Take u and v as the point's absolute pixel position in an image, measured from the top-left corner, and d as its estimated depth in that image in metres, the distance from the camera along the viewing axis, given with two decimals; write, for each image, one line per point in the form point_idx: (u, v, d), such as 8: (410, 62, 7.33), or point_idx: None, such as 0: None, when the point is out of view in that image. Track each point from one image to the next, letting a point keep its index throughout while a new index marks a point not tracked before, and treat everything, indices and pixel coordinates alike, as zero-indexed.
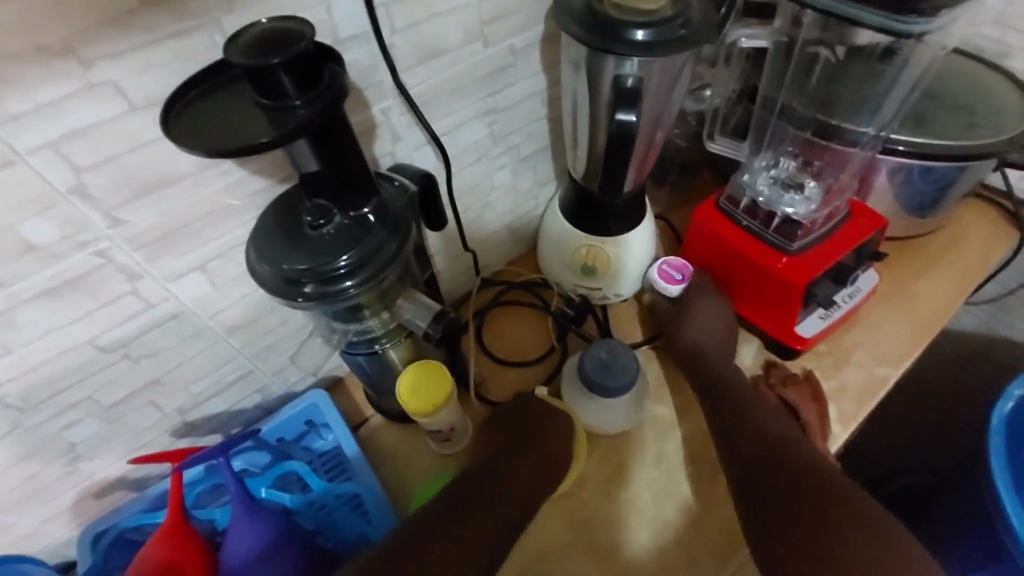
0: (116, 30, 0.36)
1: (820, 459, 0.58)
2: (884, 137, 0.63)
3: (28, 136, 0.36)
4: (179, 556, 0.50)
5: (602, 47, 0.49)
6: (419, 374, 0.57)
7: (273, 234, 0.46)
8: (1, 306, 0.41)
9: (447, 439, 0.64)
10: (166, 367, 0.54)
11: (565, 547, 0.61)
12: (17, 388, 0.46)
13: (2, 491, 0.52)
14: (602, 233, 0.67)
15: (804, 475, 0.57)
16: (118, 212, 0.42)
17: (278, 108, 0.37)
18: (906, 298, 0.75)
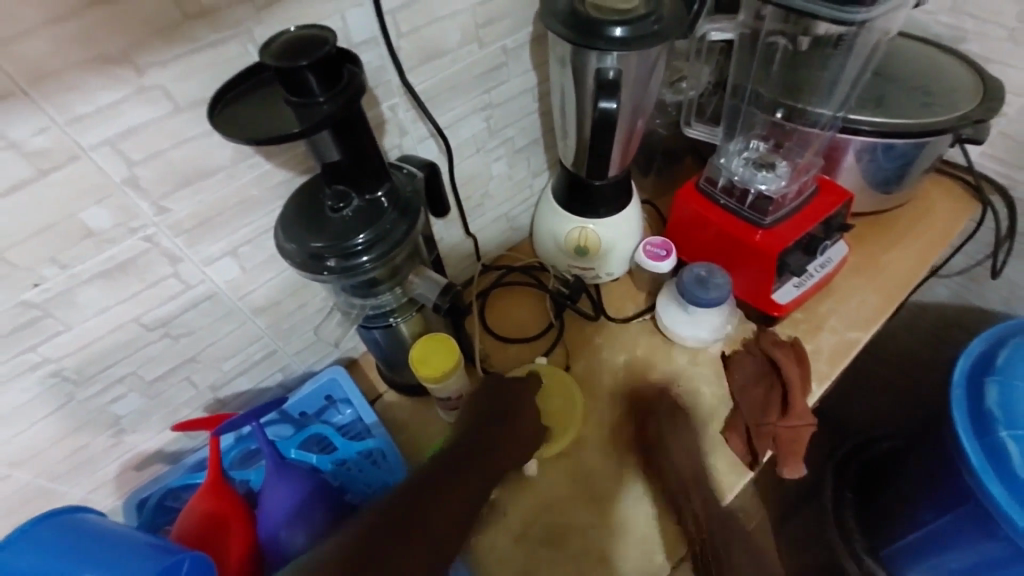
0: (166, 41, 0.42)
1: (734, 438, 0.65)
2: (842, 118, 0.70)
3: (90, 134, 0.42)
4: (220, 506, 0.56)
5: (586, 44, 0.55)
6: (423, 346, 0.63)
7: (298, 217, 0.52)
8: (63, 287, 0.47)
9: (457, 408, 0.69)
10: (201, 344, 0.59)
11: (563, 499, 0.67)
12: (72, 362, 0.52)
13: (56, 460, 0.58)
14: (592, 215, 0.73)
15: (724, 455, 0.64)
16: (164, 201, 0.48)
17: (305, 103, 0.42)
18: (875, 268, 0.81)
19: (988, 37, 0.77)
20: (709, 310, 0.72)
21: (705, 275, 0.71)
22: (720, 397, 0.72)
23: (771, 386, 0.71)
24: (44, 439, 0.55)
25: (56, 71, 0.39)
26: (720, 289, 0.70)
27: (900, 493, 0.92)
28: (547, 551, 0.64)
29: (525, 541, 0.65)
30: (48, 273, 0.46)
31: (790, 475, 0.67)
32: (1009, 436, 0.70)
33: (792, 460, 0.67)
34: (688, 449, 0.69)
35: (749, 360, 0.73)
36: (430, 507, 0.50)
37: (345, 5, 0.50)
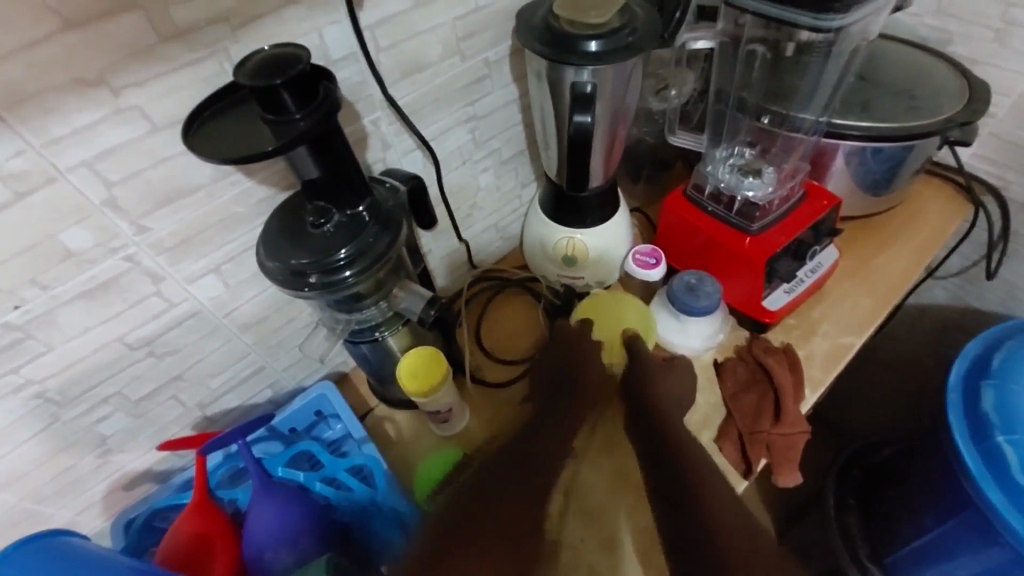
0: (142, 62, 0.42)
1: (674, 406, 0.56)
2: (825, 123, 0.70)
3: (67, 157, 0.42)
4: (206, 529, 0.56)
5: (560, 60, 0.56)
6: (413, 360, 0.62)
7: (280, 234, 0.52)
8: (43, 308, 0.47)
9: (446, 422, 0.69)
10: (188, 362, 0.59)
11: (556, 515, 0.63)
12: (55, 383, 0.52)
13: (42, 482, 0.58)
14: (580, 225, 0.73)
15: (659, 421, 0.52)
16: (144, 220, 0.48)
17: (280, 121, 0.43)
18: (867, 272, 0.81)
19: (973, 39, 0.77)
20: (697, 319, 0.72)
21: (695, 284, 0.71)
22: (714, 405, 0.72)
23: (765, 399, 0.70)
24: (29, 461, 0.55)
25: (29, 95, 0.39)
26: (710, 297, 0.70)
27: (901, 498, 0.91)
28: None
29: None
30: (28, 295, 0.46)
31: (784, 485, 0.66)
32: (1005, 441, 0.69)
33: (787, 469, 0.66)
34: None
35: (743, 366, 0.73)
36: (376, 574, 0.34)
37: (323, 22, 0.50)
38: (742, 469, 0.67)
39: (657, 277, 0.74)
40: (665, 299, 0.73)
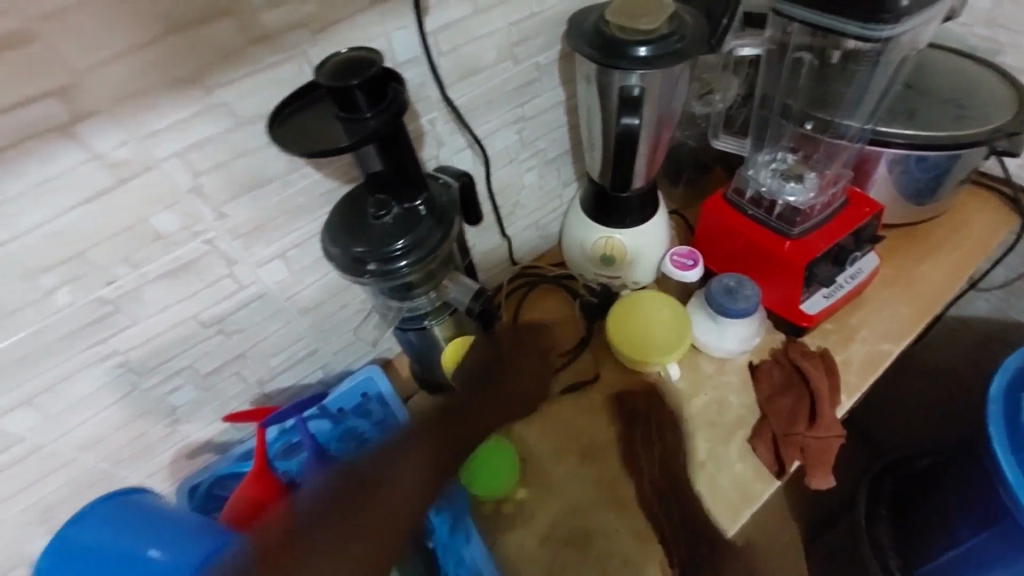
0: (232, 63, 0.46)
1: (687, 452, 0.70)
2: (870, 130, 0.71)
3: (163, 148, 0.46)
4: (264, 496, 0.59)
5: (610, 65, 0.58)
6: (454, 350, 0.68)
7: (343, 223, 0.56)
8: (133, 286, 0.51)
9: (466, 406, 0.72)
10: (251, 341, 0.64)
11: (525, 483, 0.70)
12: (137, 354, 0.56)
13: (118, 446, 0.62)
14: (619, 225, 0.75)
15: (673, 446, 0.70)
16: (224, 208, 0.53)
17: (352, 119, 0.46)
18: (908, 280, 0.81)
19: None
20: (735, 322, 0.73)
21: (734, 286, 0.72)
22: (749, 406, 0.72)
23: (800, 404, 0.71)
24: (108, 426, 0.60)
25: (137, 91, 0.43)
26: (749, 300, 0.71)
27: (935, 510, 0.90)
28: (573, 553, 0.65)
29: (552, 543, 0.66)
30: (121, 273, 0.50)
31: (815, 487, 0.67)
32: None
33: (820, 472, 0.67)
34: (714, 455, 0.69)
35: (778, 369, 0.74)
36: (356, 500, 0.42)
37: (391, 28, 0.54)
38: (777, 469, 0.67)
39: (694, 278, 0.76)
40: (704, 301, 0.75)
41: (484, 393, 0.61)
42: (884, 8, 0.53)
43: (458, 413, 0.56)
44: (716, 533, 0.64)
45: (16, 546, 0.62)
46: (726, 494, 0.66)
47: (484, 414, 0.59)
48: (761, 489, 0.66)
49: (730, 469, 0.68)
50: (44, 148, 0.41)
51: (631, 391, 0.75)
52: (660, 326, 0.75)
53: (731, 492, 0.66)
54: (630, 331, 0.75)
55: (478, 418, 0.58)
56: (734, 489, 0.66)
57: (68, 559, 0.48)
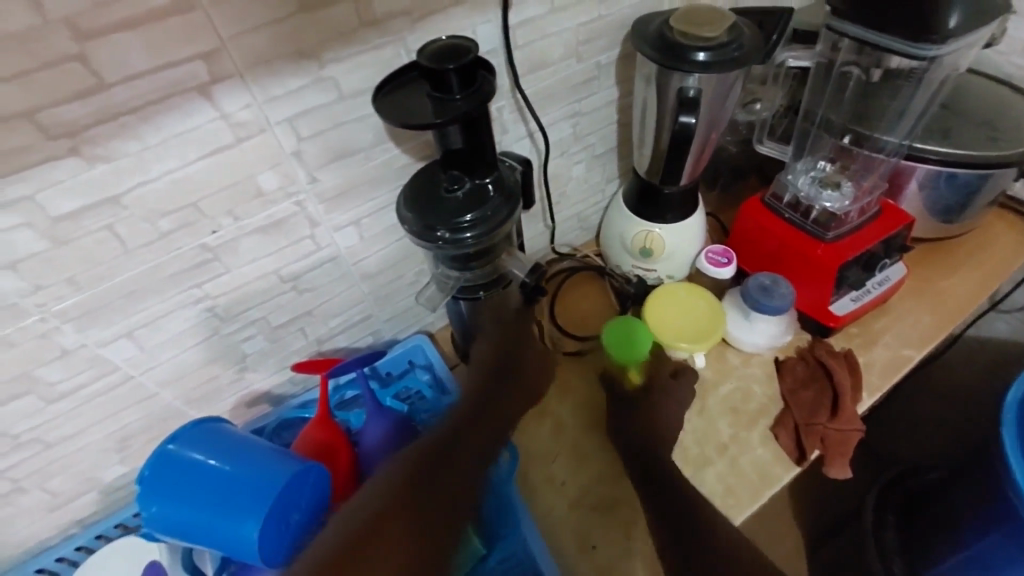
0: (343, 42, 0.52)
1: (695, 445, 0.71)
2: (906, 146, 0.76)
3: (277, 113, 0.53)
4: (330, 439, 0.64)
5: (672, 66, 0.63)
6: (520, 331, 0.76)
7: (419, 194, 0.61)
8: (231, 236, 0.58)
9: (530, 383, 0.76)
10: (319, 300, 0.69)
11: (559, 470, 0.72)
12: (224, 300, 0.62)
13: (192, 387, 0.68)
14: (659, 220, 0.79)
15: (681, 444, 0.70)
16: (316, 172, 0.59)
17: (445, 98, 0.52)
18: (932, 292, 0.84)
19: None
20: (768, 318, 0.77)
21: (768, 285, 0.76)
22: (772, 397, 0.77)
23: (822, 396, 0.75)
24: (187, 366, 0.65)
25: (265, 60, 0.49)
26: (783, 299, 0.75)
27: (945, 517, 0.94)
28: (602, 518, 0.69)
29: (582, 508, 0.69)
30: (223, 223, 0.56)
31: (834, 476, 0.71)
32: None
33: (838, 462, 0.71)
34: (737, 439, 0.74)
35: (802, 365, 0.78)
36: (375, 534, 0.47)
37: (477, 21, 0.59)
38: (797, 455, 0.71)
39: (728, 275, 0.80)
40: (740, 298, 0.79)
41: (490, 410, 0.64)
42: (932, 29, 0.57)
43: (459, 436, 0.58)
44: (733, 511, 0.68)
45: (95, 469, 0.68)
46: (748, 476, 0.70)
47: (491, 431, 0.62)
48: (782, 472, 0.70)
49: (751, 453, 0.72)
50: (182, 104, 0.48)
51: None
52: (693, 317, 0.79)
53: (753, 473, 0.70)
54: (669, 321, 0.79)
55: (484, 431, 0.61)
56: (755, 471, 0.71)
57: (161, 470, 0.53)
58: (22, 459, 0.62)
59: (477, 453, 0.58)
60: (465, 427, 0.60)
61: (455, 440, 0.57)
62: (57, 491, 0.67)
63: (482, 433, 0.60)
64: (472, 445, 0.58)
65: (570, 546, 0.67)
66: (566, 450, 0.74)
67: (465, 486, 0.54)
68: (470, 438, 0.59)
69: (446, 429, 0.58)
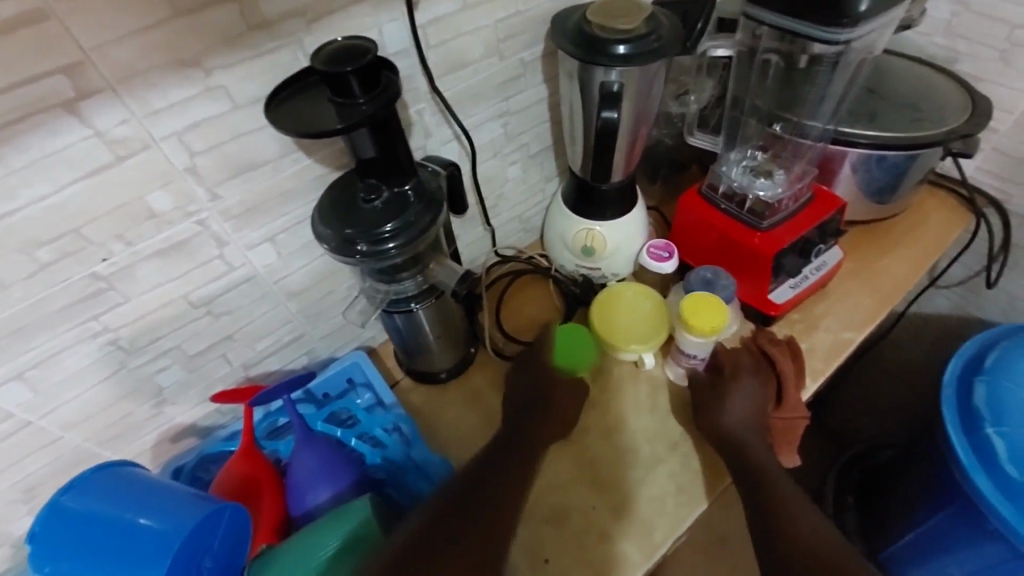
0: (229, 47, 0.49)
1: (674, 456, 0.71)
2: (832, 131, 0.76)
3: (162, 127, 0.49)
4: (252, 473, 0.60)
5: (590, 61, 0.61)
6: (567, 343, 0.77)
7: (335, 206, 0.58)
8: (126, 262, 0.53)
9: (530, 408, 0.71)
10: (239, 324, 0.65)
11: None
12: (127, 332, 0.57)
13: (101, 427, 0.62)
14: (598, 217, 0.78)
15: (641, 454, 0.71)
16: (218, 188, 0.55)
17: (347, 103, 0.48)
18: (870, 273, 0.85)
19: (980, 57, 0.82)
20: None
21: (711, 277, 0.78)
22: None
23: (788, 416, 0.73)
24: (94, 405, 0.60)
25: (141, 70, 0.46)
26: (727, 291, 0.77)
27: (900, 494, 0.95)
28: (552, 529, 0.66)
29: (531, 520, 0.67)
30: (115, 249, 0.52)
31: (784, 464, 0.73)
32: (995, 433, 0.74)
33: (786, 450, 0.73)
34: (688, 435, 0.72)
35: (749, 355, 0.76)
36: None
37: (383, 20, 0.56)
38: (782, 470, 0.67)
39: (669, 269, 0.79)
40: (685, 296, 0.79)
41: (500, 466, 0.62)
42: (844, 13, 0.57)
43: (462, 502, 0.55)
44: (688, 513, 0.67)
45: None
46: (786, 505, 0.59)
47: (498, 486, 0.59)
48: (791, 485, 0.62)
49: (736, 465, 0.65)
50: (50, 122, 0.44)
51: (610, 376, 0.78)
52: (639, 317, 0.78)
53: (785, 493, 0.60)
54: (620, 322, 0.77)
55: (491, 490, 0.58)
56: (770, 490, 0.61)
57: (56, 526, 0.48)
58: None
59: (485, 518, 0.55)
60: (467, 491, 0.57)
61: (454, 504, 0.55)
62: None
63: (489, 496, 0.57)
64: (479, 510, 0.55)
65: (521, 561, 0.64)
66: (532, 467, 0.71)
67: (463, 547, 0.51)
68: (475, 500, 0.56)
69: (444, 499, 0.55)
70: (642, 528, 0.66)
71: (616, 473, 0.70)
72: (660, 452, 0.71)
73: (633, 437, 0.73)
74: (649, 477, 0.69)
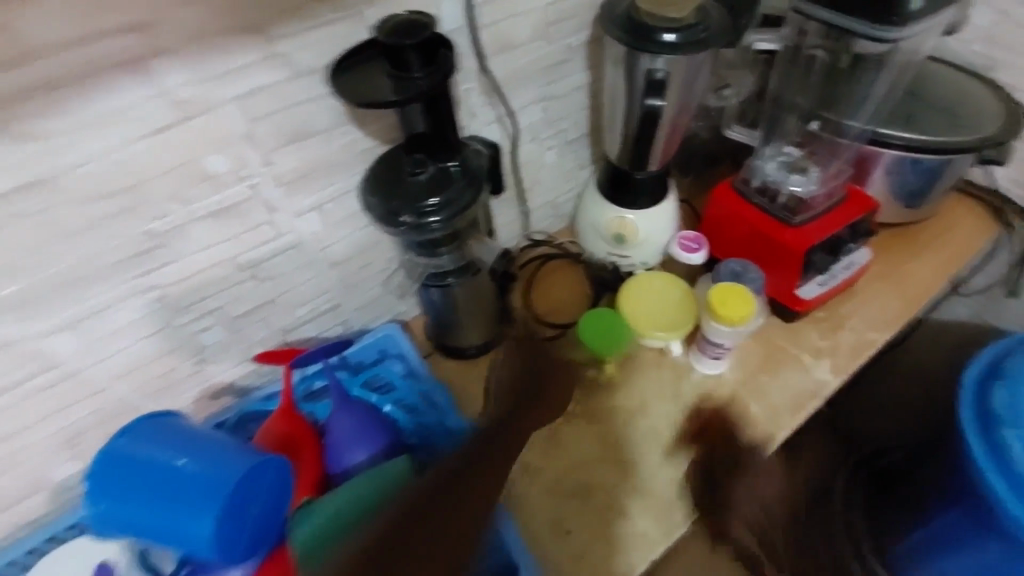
0: (293, 17, 0.50)
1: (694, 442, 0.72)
2: (870, 131, 0.77)
3: (225, 91, 0.51)
4: (292, 431, 0.62)
5: (638, 47, 0.62)
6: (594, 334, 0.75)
7: (382, 177, 0.59)
8: (181, 222, 0.55)
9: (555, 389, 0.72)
10: (281, 289, 0.67)
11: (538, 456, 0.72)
12: (177, 290, 0.59)
13: (146, 380, 0.64)
14: (630, 204, 0.79)
15: (662, 438, 0.73)
16: (273, 154, 0.56)
17: (403, 77, 0.50)
18: (898, 277, 0.86)
19: (1019, 67, 0.82)
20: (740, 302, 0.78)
21: (739, 270, 0.78)
22: (742, 380, 0.77)
23: (806, 406, 0.74)
24: (140, 358, 0.62)
25: (209, 35, 0.48)
26: (755, 285, 0.78)
27: (911, 496, 0.96)
28: (575, 505, 0.68)
29: (554, 494, 0.69)
30: (172, 207, 0.54)
31: None
32: (1012, 435, 0.75)
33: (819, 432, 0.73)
34: (709, 423, 0.74)
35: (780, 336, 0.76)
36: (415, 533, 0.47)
37: None
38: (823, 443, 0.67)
39: (699, 260, 0.80)
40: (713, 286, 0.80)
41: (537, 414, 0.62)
42: (894, 10, 0.58)
43: (502, 429, 0.57)
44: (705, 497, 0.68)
45: (44, 469, 0.64)
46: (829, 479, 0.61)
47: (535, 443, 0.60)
48: None
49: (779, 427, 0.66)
50: (118, 78, 0.45)
51: (634, 363, 0.79)
52: (668, 306, 0.79)
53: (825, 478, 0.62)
54: (645, 309, 0.79)
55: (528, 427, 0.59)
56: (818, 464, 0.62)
57: (110, 466, 0.51)
58: None
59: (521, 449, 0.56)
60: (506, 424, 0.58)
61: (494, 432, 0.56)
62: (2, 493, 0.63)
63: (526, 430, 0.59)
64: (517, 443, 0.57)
65: (544, 534, 0.66)
66: (562, 441, 0.72)
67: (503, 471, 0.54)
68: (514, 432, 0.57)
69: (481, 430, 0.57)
70: (660, 509, 0.67)
71: (636, 455, 0.72)
72: (680, 438, 0.73)
73: (653, 420, 0.74)
74: (669, 461, 0.71)
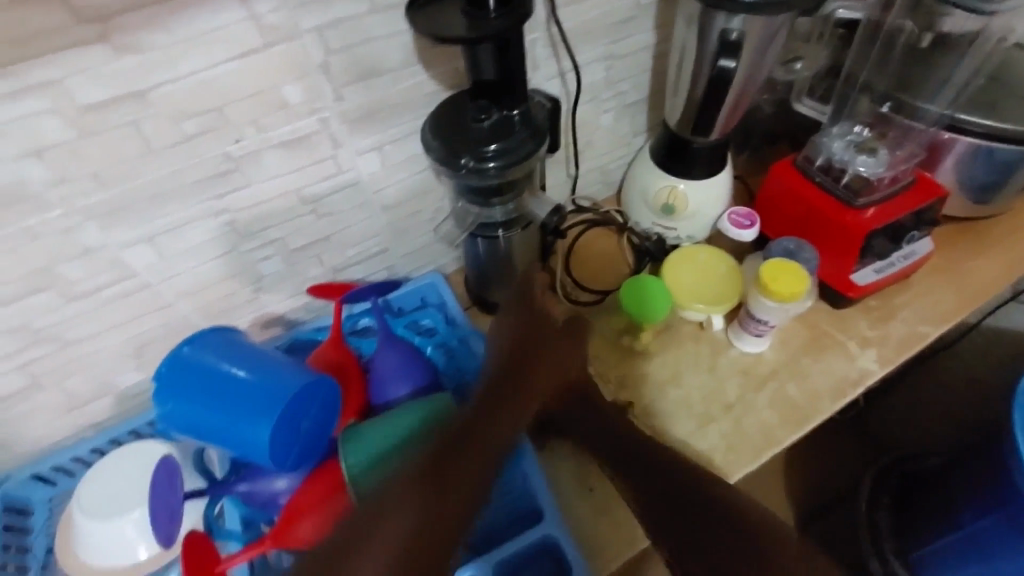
0: None
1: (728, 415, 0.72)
2: (948, 116, 0.73)
3: (306, 20, 0.52)
4: (340, 360, 0.65)
5: (714, 5, 0.60)
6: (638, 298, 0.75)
7: (445, 120, 0.60)
8: (254, 147, 0.57)
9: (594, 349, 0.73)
10: (338, 227, 0.69)
11: None
12: (245, 215, 0.62)
13: (208, 301, 0.68)
14: (684, 175, 0.78)
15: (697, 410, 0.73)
16: (343, 89, 0.58)
17: (479, 17, 0.50)
18: (958, 272, 0.82)
19: None
20: None
21: (793, 249, 0.76)
22: (782, 361, 0.76)
23: (846, 393, 0.73)
24: (204, 278, 0.65)
25: None
26: (807, 265, 0.76)
27: (945, 497, 0.93)
28: None
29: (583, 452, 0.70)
30: (247, 132, 0.56)
31: None
32: None
33: None
34: (744, 400, 0.73)
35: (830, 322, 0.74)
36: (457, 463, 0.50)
37: None
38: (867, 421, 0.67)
39: (750, 238, 0.79)
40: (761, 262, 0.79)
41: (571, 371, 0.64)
42: None
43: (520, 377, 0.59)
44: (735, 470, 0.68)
45: (110, 375, 0.68)
46: None
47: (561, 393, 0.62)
48: None
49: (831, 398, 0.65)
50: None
51: (673, 334, 0.79)
52: (714, 279, 0.78)
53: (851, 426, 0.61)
54: (688, 281, 0.78)
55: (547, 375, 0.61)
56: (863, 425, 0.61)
57: (177, 369, 0.54)
58: (43, 355, 0.62)
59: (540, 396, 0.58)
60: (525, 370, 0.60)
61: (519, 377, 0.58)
62: (72, 394, 0.67)
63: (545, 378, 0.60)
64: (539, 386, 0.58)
65: (571, 490, 0.68)
66: None
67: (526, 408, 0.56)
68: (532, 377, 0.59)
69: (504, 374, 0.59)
70: None
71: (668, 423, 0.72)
72: (713, 411, 0.73)
73: (688, 391, 0.74)
74: (701, 432, 0.71)
